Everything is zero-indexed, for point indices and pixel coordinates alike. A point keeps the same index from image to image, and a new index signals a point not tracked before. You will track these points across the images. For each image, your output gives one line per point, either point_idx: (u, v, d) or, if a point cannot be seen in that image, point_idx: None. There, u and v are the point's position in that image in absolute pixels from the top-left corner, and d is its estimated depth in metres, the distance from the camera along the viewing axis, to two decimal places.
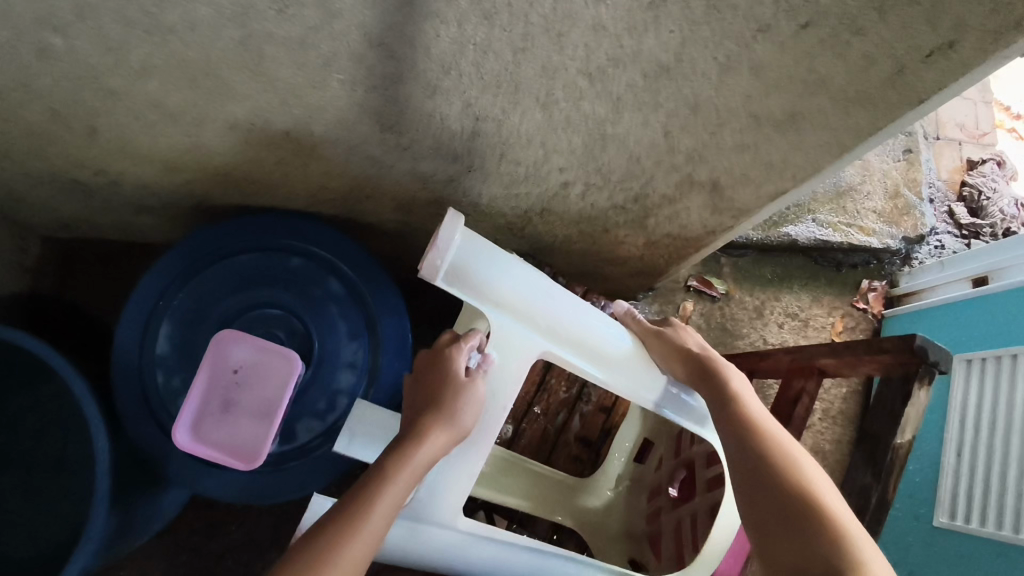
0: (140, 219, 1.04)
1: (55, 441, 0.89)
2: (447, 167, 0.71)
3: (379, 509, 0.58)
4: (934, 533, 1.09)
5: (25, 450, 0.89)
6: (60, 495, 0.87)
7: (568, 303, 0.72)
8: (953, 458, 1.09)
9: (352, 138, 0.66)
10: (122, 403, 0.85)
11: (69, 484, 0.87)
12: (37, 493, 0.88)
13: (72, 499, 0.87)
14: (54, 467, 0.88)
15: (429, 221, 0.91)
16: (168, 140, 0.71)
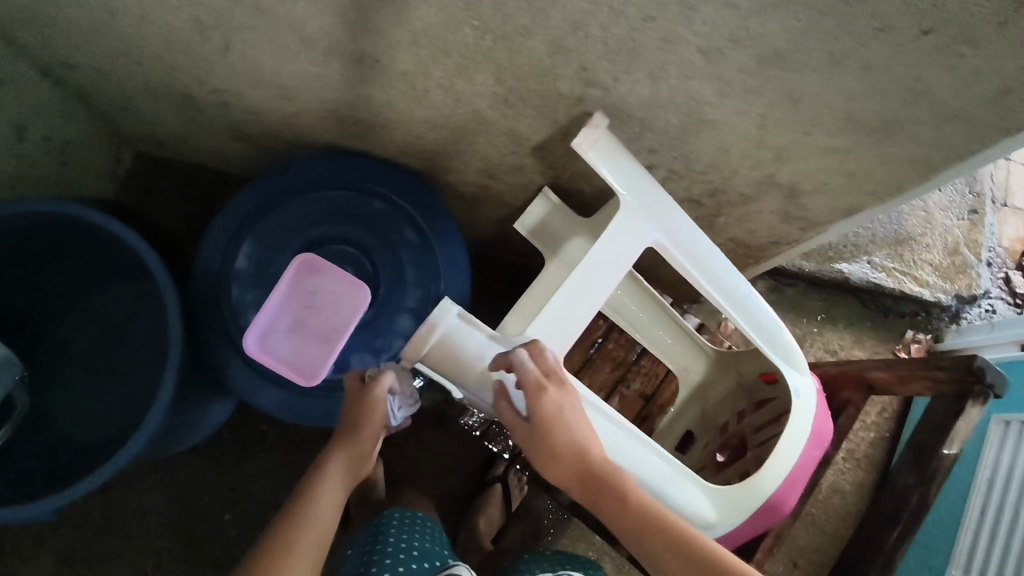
0: (233, 146, 1.10)
1: (116, 331, 0.90)
2: (544, 130, 0.75)
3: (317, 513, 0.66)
4: None
5: (87, 336, 0.91)
6: (114, 384, 0.89)
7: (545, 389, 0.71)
8: (976, 513, 1.09)
9: (464, 88, 0.71)
10: (197, 309, 0.90)
11: (122, 372, 0.89)
12: (92, 380, 0.89)
13: (124, 392, 0.88)
14: (112, 356, 0.90)
15: (508, 188, 0.96)
16: (292, 66, 0.77)
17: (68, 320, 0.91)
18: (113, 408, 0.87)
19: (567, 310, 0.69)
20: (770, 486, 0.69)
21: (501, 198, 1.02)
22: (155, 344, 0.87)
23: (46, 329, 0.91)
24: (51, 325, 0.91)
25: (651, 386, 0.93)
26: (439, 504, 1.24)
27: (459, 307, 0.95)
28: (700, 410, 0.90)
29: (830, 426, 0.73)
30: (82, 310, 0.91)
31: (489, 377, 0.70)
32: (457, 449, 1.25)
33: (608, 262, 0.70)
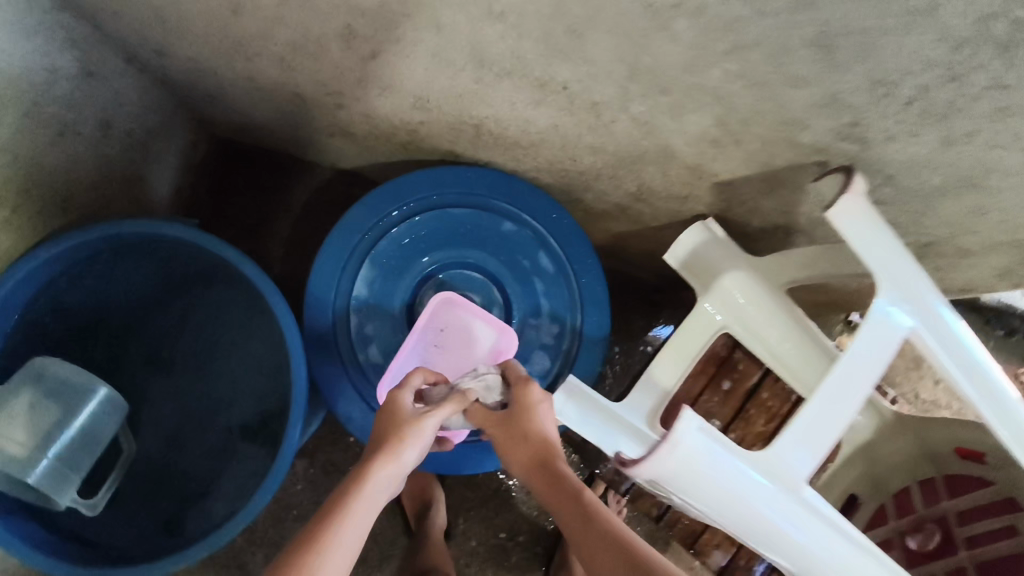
0: (330, 142, 0.98)
1: (218, 348, 0.83)
2: (745, 171, 0.64)
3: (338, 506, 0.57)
4: None
5: (184, 359, 0.82)
6: (223, 406, 0.82)
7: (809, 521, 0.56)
8: None
9: (667, 125, 0.59)
10: (310, 345, 0.81)
11: (232, 395, 0.82)
12: (196, 402, 0.82)
13: (235, 417, 0.82)
14: (218, 377, 0.83)
15: (655, 211, 0.85)
16: (446, 82, 0.65)
17: (160, 335, 0.82)
18: (225, 435, 0.81)
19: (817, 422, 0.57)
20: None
21: (637, 217, 0.91)
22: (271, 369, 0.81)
23: (134, 343, 0.81)
24: (139, 339, 0.81)
25: (807, 438, 0.85)
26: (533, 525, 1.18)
27: (598, 343, 0.85)
28: (870, 473, 0.82)
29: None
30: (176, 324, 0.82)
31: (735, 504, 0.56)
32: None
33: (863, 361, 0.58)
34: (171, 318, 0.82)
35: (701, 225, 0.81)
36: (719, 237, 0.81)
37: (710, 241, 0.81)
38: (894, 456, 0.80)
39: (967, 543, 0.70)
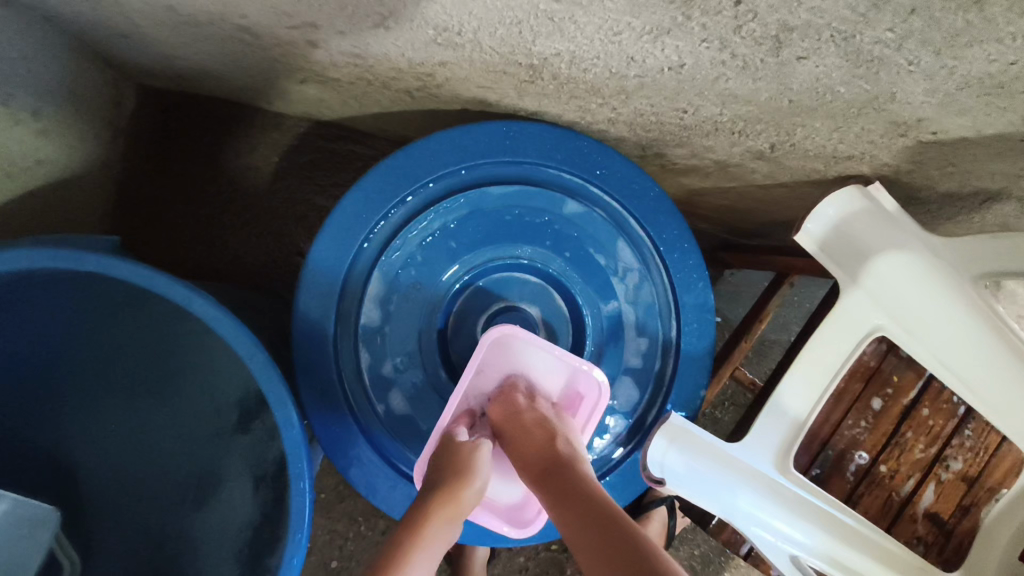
0: (302, 90, 0.70)
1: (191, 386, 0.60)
2: (1003, 128, 0.39)
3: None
4: None
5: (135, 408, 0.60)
6: (202, 466, 0.60)
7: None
8: None
9: (908, 62, 0.33)
10: (305, 395, 0.57)
11: (206, 451, 0.59)
12: (167, 462, 0.60)
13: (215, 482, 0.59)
14: (192, 425, 0.60)
15: (777, 171, 0.60)
16: (497, 4, 0.38)
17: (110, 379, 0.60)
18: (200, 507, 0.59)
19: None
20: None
21: (743, 177, 0.65)
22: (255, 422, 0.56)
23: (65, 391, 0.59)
24: (73, 382, 0.59)
25: (978, 465, 0.64)
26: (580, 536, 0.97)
27: (702, 360, 0.62)
28: None
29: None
30: (131, 362, 0.60)
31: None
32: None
33: None
34: (109, 358, 0.59)
35: (866, 191, 0.56)
36: (889, 207, 0.56)
37: (876, 211, 0.56)
38: None
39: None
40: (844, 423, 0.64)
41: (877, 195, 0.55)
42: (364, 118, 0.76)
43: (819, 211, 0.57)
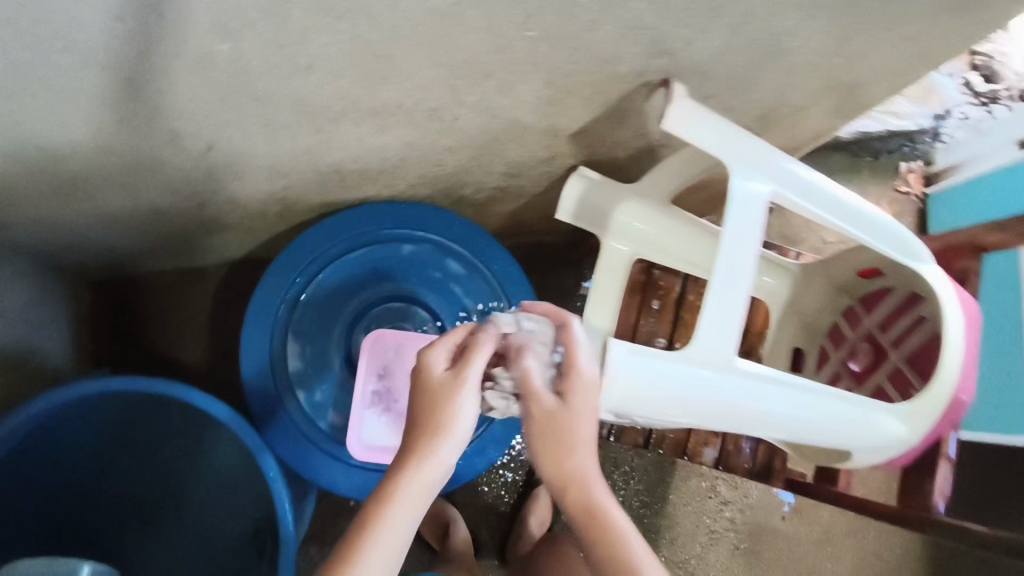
0: (208, 241, 0.96)
1: (186, 454, 0.82)
2: (589, 115, 0.68)
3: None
4: None
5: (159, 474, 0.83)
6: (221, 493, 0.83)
7: (779, 393, 0.61)
8: None
9: (502, 103, 0.62)
10: (267, 434, 0.82)
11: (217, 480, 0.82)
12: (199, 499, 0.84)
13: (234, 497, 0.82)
14: (202, 473, 0.83)
15: (532, 181, 0.89)
16: (290, 143, 0.66)
17: (132, 472, 0.83)
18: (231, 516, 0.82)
19: (723, 304, 0.59)
20: (949, 389, 0.66)
21: (521, 192, 0.94)
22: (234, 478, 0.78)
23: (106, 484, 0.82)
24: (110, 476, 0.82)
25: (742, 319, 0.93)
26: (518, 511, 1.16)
27: None
28: (802, 324, 0.89)
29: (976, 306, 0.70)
30: (141, 466, 0.82)
31: (752, 410, 0.61)
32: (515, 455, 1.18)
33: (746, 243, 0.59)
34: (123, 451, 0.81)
35: (577, 174, 0.83)
36: (597, 177, 0.84)
37: (596, 182, 0.84)
38: (816, 304, 0.88)
39: (898, 347, 0.78)
40: (641, 324, 0.92)
41: (586, 173, 0.83)
42: (257, 245, 1.03)
43: (563, 198, 0.85)
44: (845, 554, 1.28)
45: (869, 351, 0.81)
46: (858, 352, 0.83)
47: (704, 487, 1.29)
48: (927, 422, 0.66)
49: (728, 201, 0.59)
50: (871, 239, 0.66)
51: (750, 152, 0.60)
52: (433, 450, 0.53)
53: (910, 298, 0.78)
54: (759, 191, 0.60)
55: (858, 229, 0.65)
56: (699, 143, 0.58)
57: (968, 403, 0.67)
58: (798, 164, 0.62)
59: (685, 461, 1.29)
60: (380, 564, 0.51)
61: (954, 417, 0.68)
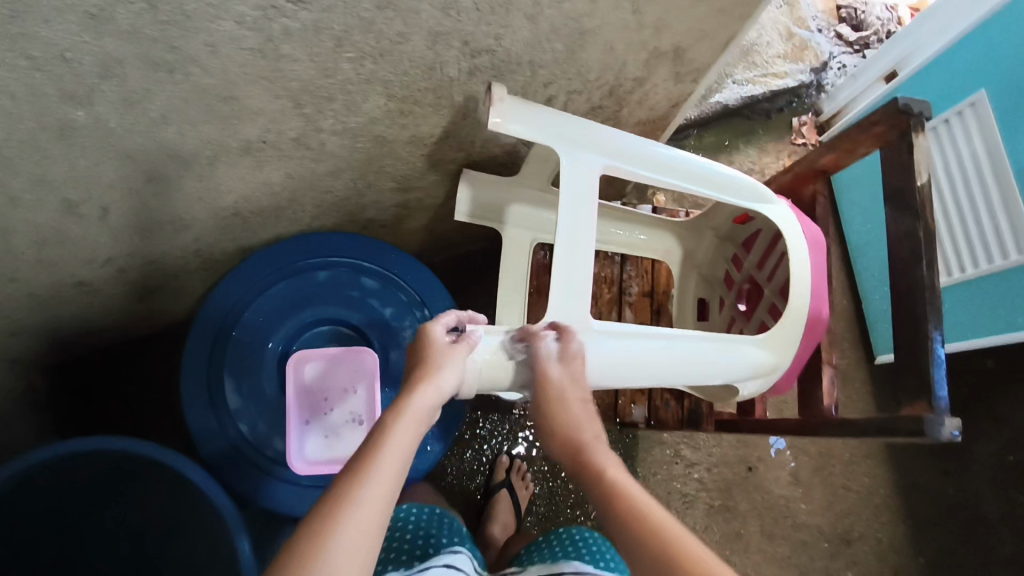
0: (142, 309, 1.01)
1: (152, 532, 0.83)
2: (446, 118, 0.76)
3: (347, 520, 0.45)
4: (967, 288, 1.14)
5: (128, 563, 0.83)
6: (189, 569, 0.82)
7: (652, 340, 0.72)
8: (955, 214, 1.14)
9: (358, 120, 0.69)
10: (225, 475, 0.87)
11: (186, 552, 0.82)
12: None
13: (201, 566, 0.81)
14: (171, 549, 0.83)
15: (427, 192, 0.95)
16: (179, 193, 0.72)
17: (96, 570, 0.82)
18: None
19: (574, 269, 0.71)
20: (805, 299, 0.77)
21: (424, 206, 1.00)
22: (186, 528, 0.82)
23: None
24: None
25: (648, 281, 1.01)
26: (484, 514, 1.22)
27: None
28: (699, 275, 0.98)
29: (817, 229, 0.83)
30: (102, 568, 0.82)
31: (632, 361, 0.70)
32: (471, 464, 1.25)
33: (576, 212, 0.72)
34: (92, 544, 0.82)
35: (463, 178, 0.90)
36: (479, 176, 0.90)
37: (479, 179, 0.90)
38: (706, 253, 0.98)
39: (772, 281, 0.85)
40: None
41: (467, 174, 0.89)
42: (192, 302, 1.08)
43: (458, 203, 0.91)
44: (818, 491, 1.31)
45: (752, 286, 0.89)
46: (745, 288, 0.91)
47: (669, 455, 1.29)
48: (794, 344, 0.78)
49: (562, 175, 0.72)
50: (704, 189, 0.80)
51: (570, 134, 0.73)
52: (437, 379, 0.59)
53: (773, 237, 0.86)
54: (587, 164, 0.74)
55: (695, 182, 0.79)
56: (523, 117, 0.69)
57: (826, 317, 0.79)
58: (623, 137, 0.76)
59: (645, 434, 1.29)
60: (387, 468, 0.50)
61: (820, 330, 0.79)
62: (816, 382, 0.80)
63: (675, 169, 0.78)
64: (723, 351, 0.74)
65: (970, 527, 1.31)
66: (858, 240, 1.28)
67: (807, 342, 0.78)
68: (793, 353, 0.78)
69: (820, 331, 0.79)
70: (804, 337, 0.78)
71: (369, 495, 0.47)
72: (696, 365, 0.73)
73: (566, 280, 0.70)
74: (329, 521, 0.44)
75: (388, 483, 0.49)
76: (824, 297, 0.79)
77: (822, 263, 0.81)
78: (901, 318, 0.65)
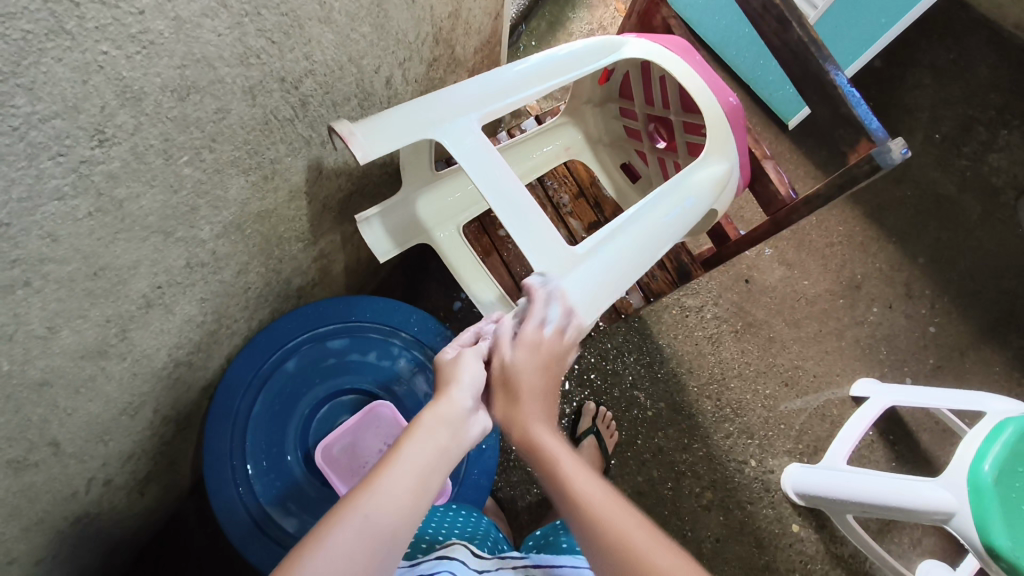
0: (147, 502, 0.96)
1: None
2: (307, 156, 0.71)
3: (335, 532, 0.45)
4: (829, 18, 1.17)
5: None
6: None
7: (633, 239, 0.74)
8: None
9: (231, 210, 0.65)
10: None
11: None
12: None
13: None
14: None
15: (332, 231, 0.91)
16: (112, 382, 0.67)
17: None
18: None
19: (522, 223, 0.70)
20: (710, 100, 0.78)
21: (337, 246, 0.96)
22: None
23: None
24: None
25: (573, 183, 0.99)
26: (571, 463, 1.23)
27: (428, 321, 0.93)
28: (608, 145, 1.00)
29: (676, 38, 0.83)
30: None
31: (628, 264, 0.74)
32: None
33: (492, 172, 0.71)
34: None
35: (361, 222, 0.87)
36: (377, 210, 0.89)
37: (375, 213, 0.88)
38: (602, 124, 0.99)
39: (669, 105, 0.85)
40: (509, 257, 1.03)
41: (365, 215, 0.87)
42: (189, 466, 1.03)
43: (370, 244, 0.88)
44: (810, 261, 1.37)
45: (659, 123, 0.90)
46: (656, 130, 0.91)
47: (677, 313, 1.32)
48: (729, 141, 0.79)
49: (455, 159, 0.71)
50: (570, 71, 0.79)
51: (435, 115, 0.71)
52: (454, 388, 0.58)
53: (645, 69, 0.86)
54: (463, 134, 0.72)
55: (561, 74, 0.78)
56: (379, 133, 0.67)
57: (739, 104, 0.80)
58: (466, 90, 0.74)
59: (647, 309, 1.32)
60: (392, 484, 0.48)
61: (742, 119, 0.80)
62: (763, 179, 0.82)
63: (535, 68, 0.77)
64: (679, 199, 0.77)
65: (937, 209, 1.40)
66: (717, 35, 1.30)
67: (741, 137, 0.79)
68: (735, 153, 0.79)
69: (743, 120, 0.80)
70: (735, 133, 0.79)
71: (372, 509, 0.46)
72: (667, 223, 0.76)
73: (529, 234, 0.70)
74: (317, 533, 0.45)
75: (394, 502, 0.47)
76: (724, 87, 0.79)
77: (704, 64, 0.81)
78: (802, 81, 0.66)
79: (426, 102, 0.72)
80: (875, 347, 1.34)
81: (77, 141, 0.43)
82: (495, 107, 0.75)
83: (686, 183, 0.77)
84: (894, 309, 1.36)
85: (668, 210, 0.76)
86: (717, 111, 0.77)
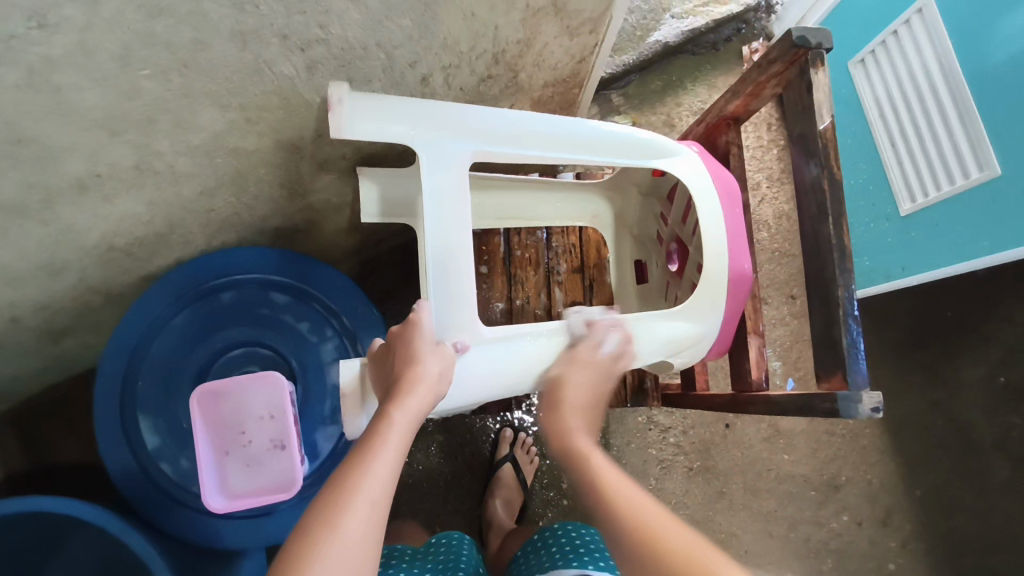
0: (61, 351, 0.97)
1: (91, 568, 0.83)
2: (309, 117, 0.69)
3: (347, 522, 0.48)
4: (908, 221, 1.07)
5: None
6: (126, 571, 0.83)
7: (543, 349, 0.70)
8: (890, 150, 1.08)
9: (200, 136, 0.63)
10: (158, 519, 0.83)
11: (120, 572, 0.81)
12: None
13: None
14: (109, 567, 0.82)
15: (327, 191, 0.89)
16: (32, 242, 0.66)
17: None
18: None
19: (453, 283, 0.67)
20: (721, 259, 0.72)
21: (332, 206, 0.94)
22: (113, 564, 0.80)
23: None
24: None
25: (576, 257, 0.96)
26: (469, 518, 1.18)
27: (371, 317, 0.89)
28: (633, 237, 0.93)
29: (730, 176, 0.77)
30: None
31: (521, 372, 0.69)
32: (434, 464, 1.19)
33: (449, 203, 0.68)
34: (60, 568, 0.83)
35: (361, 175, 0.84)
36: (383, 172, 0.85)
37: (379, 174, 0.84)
38: (637, 212, 0.92)
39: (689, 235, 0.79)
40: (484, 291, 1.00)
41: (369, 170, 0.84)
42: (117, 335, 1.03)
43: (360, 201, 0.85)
44: (800, 439, 1.25)
45: (679, 246, 0.83)
46: (672, 249, 0.84)
47: (642, 422, 1.24)
48: (718, 303, 0.73)
49: (421, 171, 0.68)
50: (597, 156, 0.75)
51: (436, 122, 0.68)
52: (421, 379, 0.59)
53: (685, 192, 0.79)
54: (447, 152, 0.69)
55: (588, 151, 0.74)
56: (369, 114, 0.65)
57: (751, 273, 0.74)
58: (478, 113, 0.70)
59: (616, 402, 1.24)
60: (384, 464, 0.52)
61: (745, 288, 0.74)
62: (743, 353, 0.77)
63: (563, 137, 0.74)
64: (636, 326, 0.72)
65: (963, 456, 1.24)
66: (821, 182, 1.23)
67: (733, 305, 0.74)
68: (718, 317, 0.74)
69: (745, 289, 0.74)
70: (727, 302, 0.74)
71: (369, 493, 0.50)
72: (601, 347, 0.71)
73: (452, 286, 0.67)
74: (329, 522, 0.47)
75: (383, 481, 0.51)
76: (745, 252, 0.74)
77: (740, 215, 0.75)
78: (813, 284, 0.61)
79: (436, 110, 0.69)
80: (821, 555, 1.22)
81: (8, 17, 0.40)
82: (500, 147, 0.72)
83: (655, 318, 0.73)
84: (862, 528, 1.23)
85: (622, 331, 0.71)
86: (720, 271, 0.72)
